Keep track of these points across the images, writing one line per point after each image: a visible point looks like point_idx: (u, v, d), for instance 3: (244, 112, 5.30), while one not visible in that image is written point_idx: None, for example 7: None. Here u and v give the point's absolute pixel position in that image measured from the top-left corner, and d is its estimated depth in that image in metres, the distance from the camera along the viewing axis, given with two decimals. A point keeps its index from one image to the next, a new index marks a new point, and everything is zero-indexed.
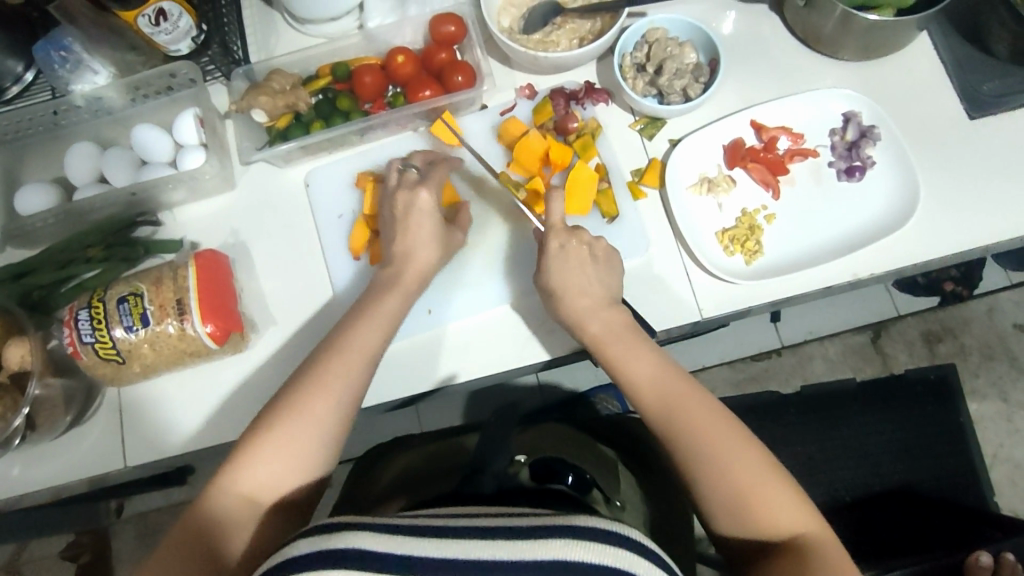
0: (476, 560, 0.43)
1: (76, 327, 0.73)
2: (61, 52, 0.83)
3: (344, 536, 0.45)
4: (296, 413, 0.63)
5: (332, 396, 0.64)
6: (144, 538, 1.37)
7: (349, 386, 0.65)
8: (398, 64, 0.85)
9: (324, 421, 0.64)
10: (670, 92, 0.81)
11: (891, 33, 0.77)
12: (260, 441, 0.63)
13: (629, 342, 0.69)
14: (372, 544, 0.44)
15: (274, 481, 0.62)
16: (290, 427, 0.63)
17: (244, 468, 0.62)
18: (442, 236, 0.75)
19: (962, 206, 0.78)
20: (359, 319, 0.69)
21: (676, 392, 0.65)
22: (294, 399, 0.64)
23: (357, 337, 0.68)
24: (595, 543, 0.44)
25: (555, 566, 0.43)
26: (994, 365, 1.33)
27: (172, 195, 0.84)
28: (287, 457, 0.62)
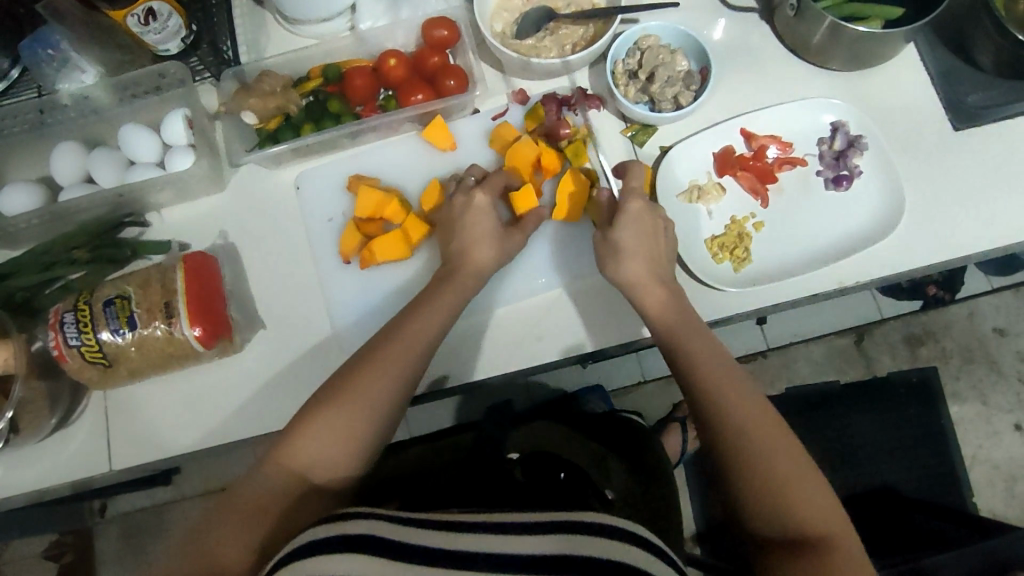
0: (476, 550, 0.47)
1: (61, 330, 0.73)
2: (50, 50, 0.83)
3: (349, 523, 0.49)
4: (359, 383, 0.64)
5: (392, 373, 0.65)
6: (126, 539, 1.36)
7: (408, 368, 0.66)
8: (390, 68, 0.84)
9: (383, 400, 0.64)
10: (662, 100, 0.82)
11: (879, 45, 0.78)
12: (320, 413, 0.63)
13: (682, 317, 0.69)
14: (376, 530, 0.48)
15: (334, 457, 0.62)
16: (352, 402, 0.63)
17: (306, 433, 0.62)
18: (500, 234, 0.75)
19: (947, 216, 0.79)
20: (423, 307, 0.70)
21: (721, 372, 0.65)
22: (356, 377, 0.65)
23: (418, 320, 0.69)
24: (583, 535, 0.48)
25: (565, 561, 0.47)
26: (974, 368, 1.35)
27: (159, 196, 0.84)
28: (344, 433, 0.63)
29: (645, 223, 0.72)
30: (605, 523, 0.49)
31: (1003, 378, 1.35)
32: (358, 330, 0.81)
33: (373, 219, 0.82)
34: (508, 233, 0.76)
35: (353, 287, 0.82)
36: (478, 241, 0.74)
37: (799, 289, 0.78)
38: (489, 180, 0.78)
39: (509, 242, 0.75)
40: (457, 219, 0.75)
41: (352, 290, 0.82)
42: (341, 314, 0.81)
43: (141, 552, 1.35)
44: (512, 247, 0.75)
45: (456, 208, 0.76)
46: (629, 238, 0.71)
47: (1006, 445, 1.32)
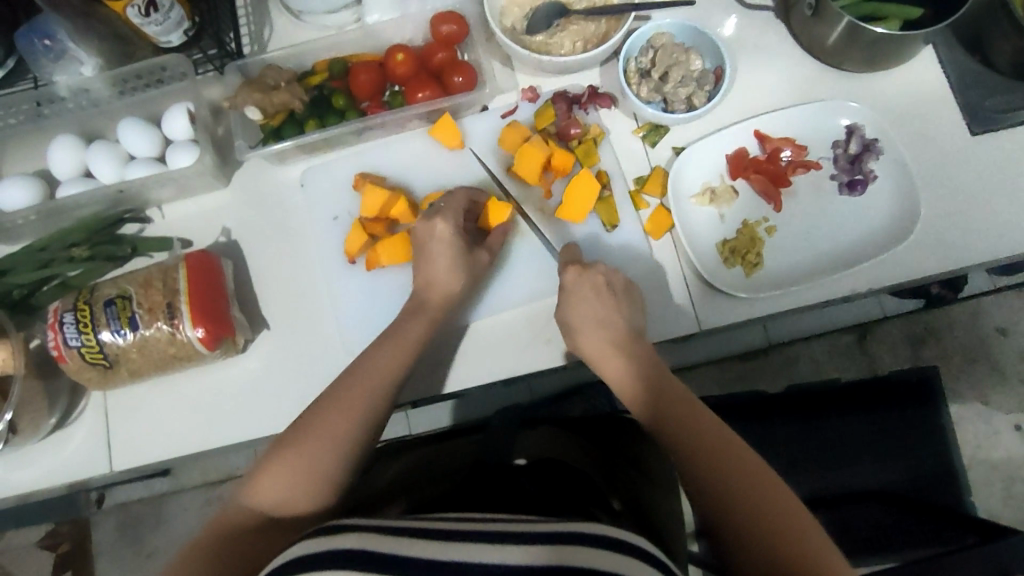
0: (473, 560, 0.49)
1: (60, 330, 0.71)
2: (46, 40, 0.80)
3: (337, 538, 0.52)
4: (319, 420, 0.64)
5: (355, 408, 0.65)
6: (123, 530, 1.35)
7: (369, 405, 0.65)
8: (396, 63, 0.82)
9: (341, 440, 0.63)
10: (675, 100, 0.80)
11: (897, 47, 0.77)
12: (279, 456, 0.63)
13: (642, 379, 0.68)
14: (364, 542, 0.51)
15: (291, 495, 0.62)
16: (310, 439, 0.63)
17: (266, 472, 0.62)
18: (466, 259, 0.74)
19: (961, 222, 0.78)
20: (392, 343, 0.70)
21: (692, 419, 0.64)
22: (318, 414, 0.64)
23: (382, 355, 0.69)
24: (588, 546, 0.51)
25: (561, 568, 0.49)
26: (976, 368, 1.34)
27: (160, 192, 0.82)
28: (305, 471, 0.62)
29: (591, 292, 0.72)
30: (607, 536, 0.52)
31: (1005, 378, 1.34)
32: (365, 331, 0.79)
33: (380, 219, 0.80)
34: (471, 256, 0.75)
35: (358, 290, 0.81)
36: (443, 265, 0.73)
37: (811, 294, 0.77)
38: (448, 203, 0.76)
39: (473, 264, 0.75)
40: (421, 245, 0.74)
41: (358, 290, 0.81)
42: (346, 314, 0.80)
43: (138, 543, 1.35)
44: (480, 267, 0.76)
45: (416, 234, 0.75)
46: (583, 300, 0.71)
47: (1005, 445, 1.32)
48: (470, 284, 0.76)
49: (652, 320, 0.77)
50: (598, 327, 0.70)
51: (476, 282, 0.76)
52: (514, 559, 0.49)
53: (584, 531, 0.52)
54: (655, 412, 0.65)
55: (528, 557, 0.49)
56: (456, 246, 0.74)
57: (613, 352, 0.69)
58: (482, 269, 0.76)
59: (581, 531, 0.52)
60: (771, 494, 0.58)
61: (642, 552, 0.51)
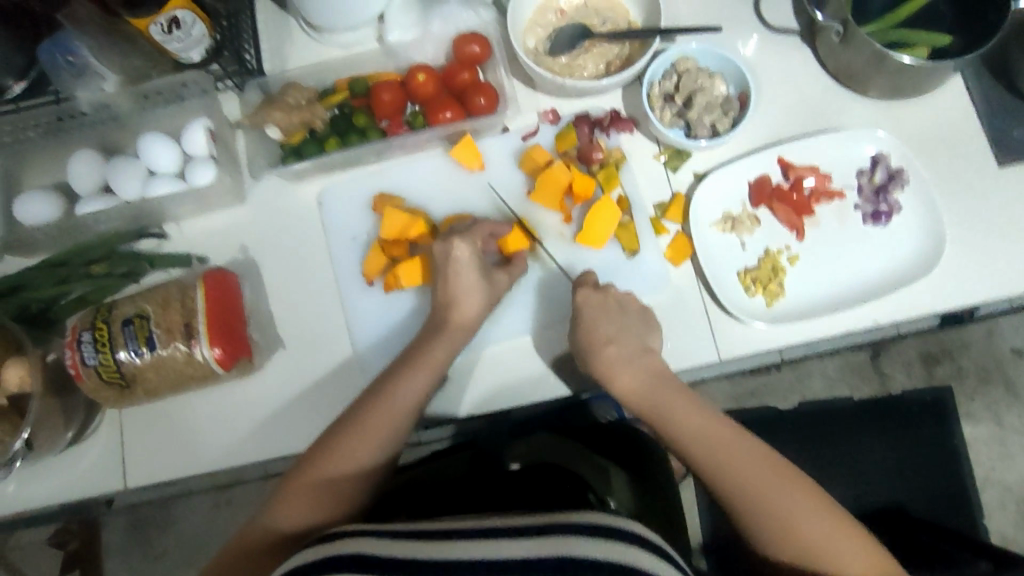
0: (473, 558, 0.49)
1: (78, 349, 0.71)
2: (68, 55, 0.80)
3: (342, 543, 0.53)
4: (339, 442, 0.65)
5: (376, 438, 0.65)
6: (133, 531, 1.35)
7: (392, 431, 0.66)
8: (418, 83, 0.82)
9: (363, 467, 0.64)
10: (698, 126, 0.79)
11: (925, 76, 0.76)
12: (301, 477, 0.64)
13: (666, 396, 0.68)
14: (367, 546, 0.52)
15: (311, 518, 0.62)
16: (332, 460, 0.64)
17: (287, 495, 0.63)
18: (487, 285, 0.73)
19: (986, 253, 0.77)
20: (414, 365, 0.69)
21: (714, 432, 0.66)
22: (340, 439, 0.65)
23: (408, 381, 0.67)
24: (598, 539, 0.51)
25: (561, 561, 0.49)
26: (991, 390, 1.32)
27: (179, 208, 0.82)
28: (325, 491, 0.63)
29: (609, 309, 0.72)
30: (613, 526, 0.52)
31: (1020, 401, 1.32)
32: (383, 353, 0.79)
33: (399, 241, 0.79)
34: (491, 278, 0.74)
35: (375, 310, 0.80)
36: (466, 288, 0.71)
37: (832, 325, 0.77)
38: (476, 230, 0.75)
39: (496, 288, 0.74)
40: (440, 267, 0.73)
41: (375, 312, 0.80)
42: (361, 335, 0.79)
43: (148, 545, 1.35)
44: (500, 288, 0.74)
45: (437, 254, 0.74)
46: (586, 313, 0.71)
47: (1019, 467, 1.30)
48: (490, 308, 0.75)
49: (671, 347, 0.77)
50: (612, 346, 0.70)
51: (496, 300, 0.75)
52: (511, 553, 0.50)
53: (593, 523, 0.52)
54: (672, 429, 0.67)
55: (526, 549, 0.50)
56: (479, 272, 0.72)
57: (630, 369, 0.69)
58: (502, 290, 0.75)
59: (583, 523, 0.52)
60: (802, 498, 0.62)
61: (648, 544, 0.52)
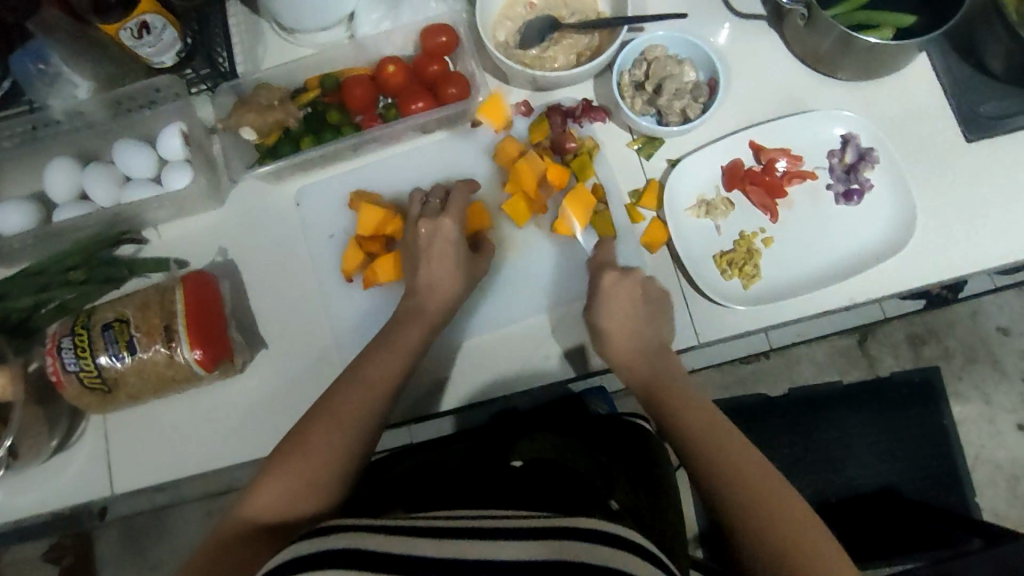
0: (474, 561, 0.49)
1: (58, 356, 0.71)
2: (39, 63, 0.80)
3: (330, 537, 0.52)
4: (322, 425, 0.64)
5: (354, 417, 0.65)
6: (130, 543, 1.35)
7: (361, 416, 0.65)
8: (388, 75, 0.82)
9: (331, 452, 0.63)
10: (669, 113, 0.80)
11: (889, 56, 0.76)
12: (285, 458, 0.63)
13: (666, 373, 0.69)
14: (355, 542, 0.51)
15: (287, 505, 0.61)
16: (317, 441, 0.63)
17: (261, 485, 0.62)
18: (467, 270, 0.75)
19: (958, 228, 0.78)
20: (383, 348, 0.70)
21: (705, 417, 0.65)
22: (324, 419, 0.64)
23: (382, 362, 0.68)
24: (590, 543, 0.50)
25: (558, 564, 0.48)
26: (978, 369, 1.31)
27: (156, 213, 0.82)
28: (308, 474, 0.62)
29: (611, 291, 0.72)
30: (604, 531, 0.51)
31: (1008, 379, 1.31)
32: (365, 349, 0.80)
33: (375, 237, 0.80)
34: (472, 265, 0.76)
35: (354, 307, 0.81)
36: (446, 273, 0.73)
37: (809, 305, 0.77)
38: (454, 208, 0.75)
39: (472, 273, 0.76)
40: (420, 246, 0.74)
41: (355, 309, 0.81)
42: (343, 333, 0.80)
43: (144, 556, 1.35)
44: (474, 279, 0.75)
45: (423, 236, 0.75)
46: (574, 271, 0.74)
47: (1008, 444, 1.29)
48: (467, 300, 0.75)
49: None
50: (614, 319, 0.71)
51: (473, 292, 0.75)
52: (510, 557, 0.49)
53: (585, 526, 0.51)
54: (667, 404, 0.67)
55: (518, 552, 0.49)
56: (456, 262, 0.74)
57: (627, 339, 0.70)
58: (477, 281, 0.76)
59: (575, 526, 0.51)
60: (776, 490, 0.59)
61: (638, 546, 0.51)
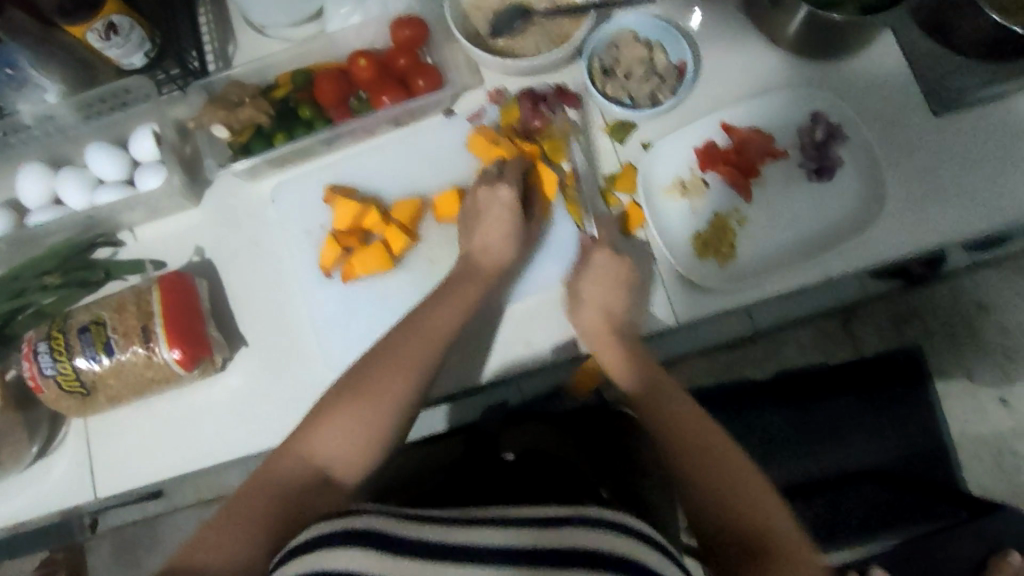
0: (476, 543, 0.51)
1: (35, 360, 0.71)
2: (8, 69, 0.77)
3: (352, 518, 0.54)
4: (390, 357, 0.67)
5: (424, 348, 0.67)
6: (122, 553, 1.33)
7: (424, 366, 0.67)
8: (360, 68, 0.82)
9: (400, 398, 0.65)
10: (639, 96, 0.81)
11: (856, 32, 0.77)
12: (351, 392, 0.64)
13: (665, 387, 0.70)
14: (379, 524, 0.53)
15: (350, 450, 0.63)
16: (384, 376, 0.65)
17: (322, 424, 0.63)
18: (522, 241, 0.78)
19: (928, 200, 0.79)
20: (445, 298, 0.72)
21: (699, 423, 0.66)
22: (393, 352, 0.67)
23: (436, 315, 0.70)
24: (594, 530, 0.52)
25: (561, 552, 0.51)
26: (961, 345, 1.32)
27: (132, 215, 0.82)
28: (369, 408, 0.64)
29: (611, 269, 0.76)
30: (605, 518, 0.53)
31: (990, 354, 1.32)
32: (347, 342, 0.79)
33: (352, 230, 0.80)
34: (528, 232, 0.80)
35: (333, 301, 0.81)
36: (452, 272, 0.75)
37: (785, 281, 0.78)
38: (508, 173, 0.78)
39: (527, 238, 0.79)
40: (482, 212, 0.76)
41: (336, 303, 0.81)
42: (324, 328, 0.80)
43: (137, 565, 1.33)
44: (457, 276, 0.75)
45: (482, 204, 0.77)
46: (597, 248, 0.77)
47: (993, 419, 1.31)
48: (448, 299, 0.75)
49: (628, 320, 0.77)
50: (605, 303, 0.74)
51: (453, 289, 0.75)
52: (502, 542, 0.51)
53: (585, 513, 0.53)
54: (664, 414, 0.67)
55: (518, 539, 0.51)
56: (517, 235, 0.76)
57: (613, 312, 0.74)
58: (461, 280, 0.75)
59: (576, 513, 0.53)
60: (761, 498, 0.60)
61: (627, 532, 0.53)
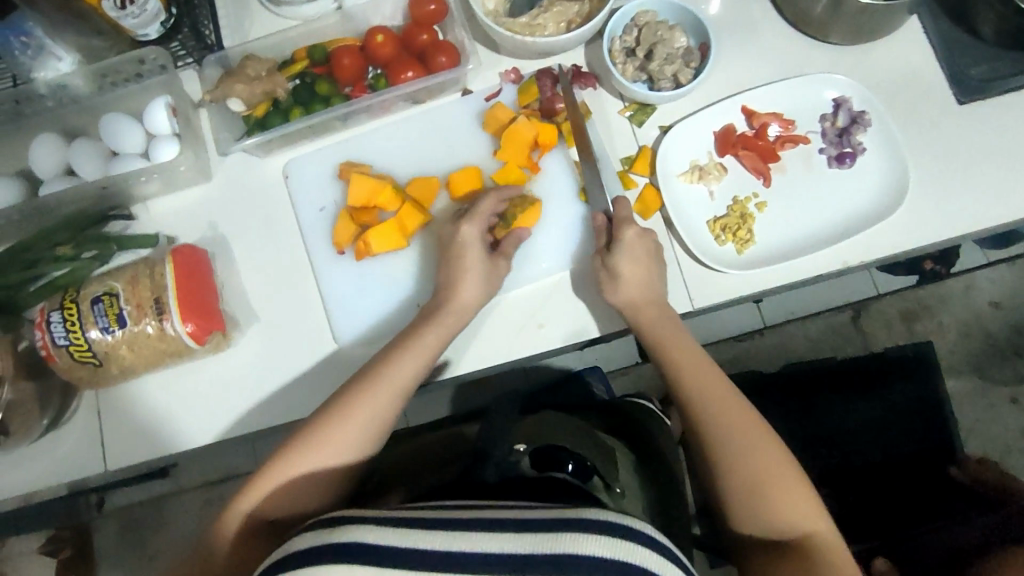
0: (485, 553, 0.46)
1: (48, 330, 0.70)
2: (22, 37, 0.77)
3: (340, 531, 0.49)
4: (343, 408, 0.67)
5: (376, 399, 0.68)
6: (127, 531, 1.34)
7: (376, 417, 0.67)
8: (377, 45, 0.82)
9: (352, 451, 0.67)
10: (661, 78, 0.79)
11: (883, 16, 0.76)
12: (301, 448, 0.66)
13: (708, 383, 0.68)
14: (370, 535, 0.48)
15: (297, 502, 0.67)
16: (334, 430, 0.66)
17: (272, 479, 0.66)
18: (488, 268, 0.74)
19: (949, 190, 0.78)
20: (405, 350, 0.70)
21: (742, 421, 0.65)
22: (348, 402, 0.67)
23: (394, 364, 0.69)
24: (603, 535, 0.46)
25: (559, 562, 0.45)
26: (970, 343, 1.31)
27: (145, 188, 0.81)
28: (320, 465, 0.66)
29: (632, 254, 0.72)
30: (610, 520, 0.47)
31: (1001, 352, 1.31)
32: (360, 321, 0.79)
33: (368, 208, 0.80)
34: (495, 262, 0.75)
35: (347, 279, 0.80)
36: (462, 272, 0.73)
37: (801, 269, 0.77)
38: (477, 210, 0.75)
39: (494, 269, 0.75)
40: (445, 248, 0.75)
41: (349, 283, 0.80)
42: (334, 305, 0.79)
43: (142, 544, 1.34)
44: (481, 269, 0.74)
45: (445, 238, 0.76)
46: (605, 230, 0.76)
47: (1001, 417, 1.29)
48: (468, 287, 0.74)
49: None
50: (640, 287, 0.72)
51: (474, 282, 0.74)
52: (500, 551, 0.46)
53: (588, 516, 0.47)
54: (713, 418, 0.66)
55: (518, 545, 0.46)
56: (482, 250, 0.74)
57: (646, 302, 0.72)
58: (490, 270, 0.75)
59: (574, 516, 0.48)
60: (807, 513, 0.62)
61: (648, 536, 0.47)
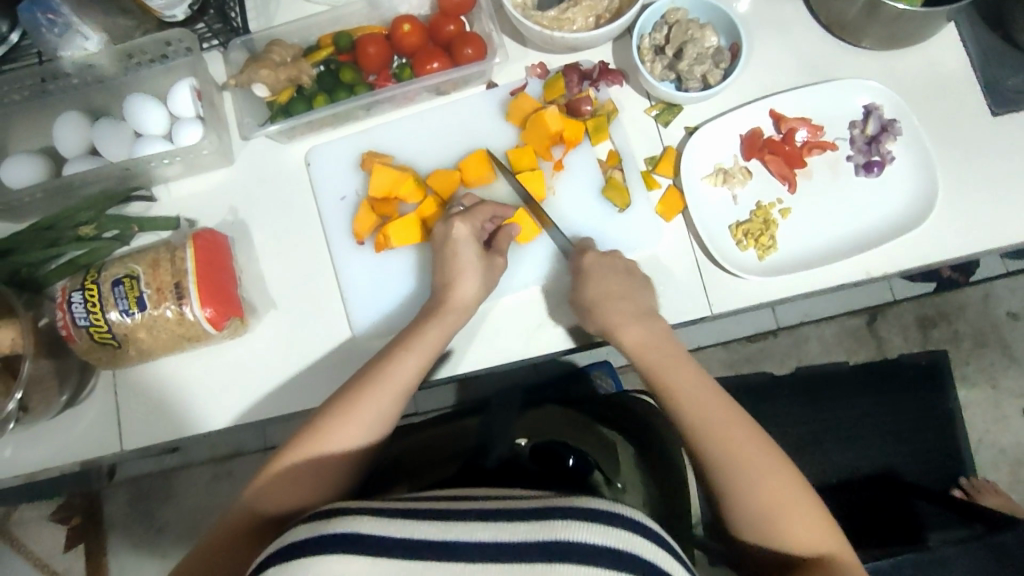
0: (479, 541, 0.44)
1: (69, 310, 0.71)
2: (49, 14, 0.76)
3: (334, 521, 0.46)
4: (344, 403, 0.66)
5: (379, 396, 0.67)
6: (136, 502, 1.35)
7: (377, 413, 0.66)
8: (404, 34, 0.81)
9: (351, 446, 0.65)
10: (689, 78, 0.78)
11: (919, 23, 0.74)
12: (301, 446, 0.65)
13: (701, 401, 0.66)
14: (361, 523, 0.45)
15: (290, 503, 0.64)
16: (334, 426, 0.65)
17: (270, 480, 0.65)
18: (483, 265, 0.73)
19: (975, 203, 0.77)
20: (408, 348, 0.69)
21: (738, 440, 0.63)
22: (351, 398, 0.67)
23: (397, 365, 0.68)
24: (608, 526, 0.44)
25: (556, 547, 0.43)
26: (986, 354, 1.29)
27: (166, 170, 0.81)
28: (317, 465, 0.65)
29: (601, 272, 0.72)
30: (611, 512, 0.45)
31: (1018, 365, 1.29)
32: (376, 313, 0.79)
33: (387, 200, 0.79)
34: (495, 258, 0.73)
35: (367, 270, 0.80)
36: (466, 274, 0.72)
37: (820, 277, 0.76)
38: (473, 212, 0.73)
39: (489, 268, 0.73)
40: (438, 248, 0.74)
41: (367, 274, 0.80)
42: (352, 295, 0.79)
43: (150, 516, 1.35)
44: (499, 269, 0.74)
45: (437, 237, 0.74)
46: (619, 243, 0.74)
47: (1014, 429, 1.27)
48: (487, 286, 0.73)
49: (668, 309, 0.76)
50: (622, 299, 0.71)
51: (495, 281, 0.74)
52: (494, 538, 0.44)
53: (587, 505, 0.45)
54: (707, 438, 0.64)
55: (516, 532, 0.44)
56: (477, 249, 0.72)
57: (635, 323, 0.70)
58: (500, 272, 0.74)
59: (571, 504, 0.45)
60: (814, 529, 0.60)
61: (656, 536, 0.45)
